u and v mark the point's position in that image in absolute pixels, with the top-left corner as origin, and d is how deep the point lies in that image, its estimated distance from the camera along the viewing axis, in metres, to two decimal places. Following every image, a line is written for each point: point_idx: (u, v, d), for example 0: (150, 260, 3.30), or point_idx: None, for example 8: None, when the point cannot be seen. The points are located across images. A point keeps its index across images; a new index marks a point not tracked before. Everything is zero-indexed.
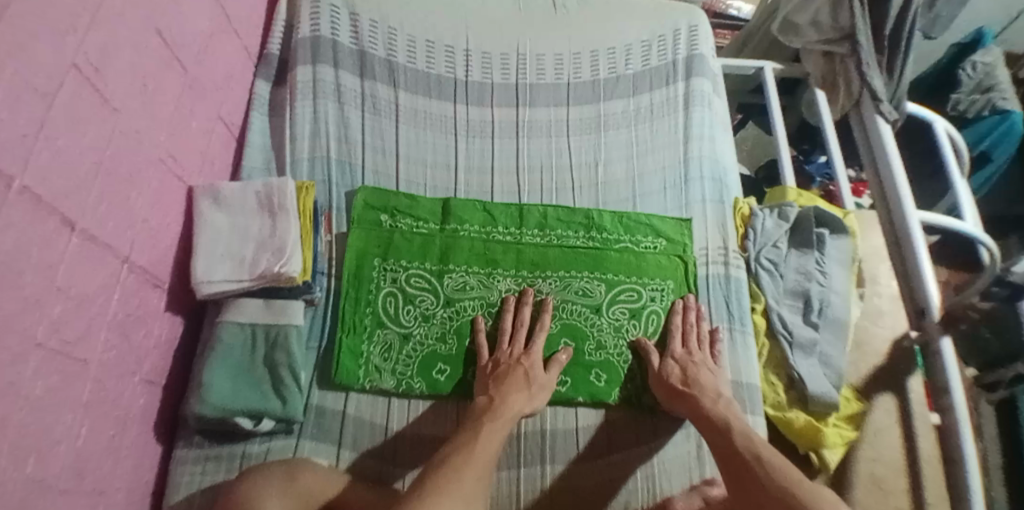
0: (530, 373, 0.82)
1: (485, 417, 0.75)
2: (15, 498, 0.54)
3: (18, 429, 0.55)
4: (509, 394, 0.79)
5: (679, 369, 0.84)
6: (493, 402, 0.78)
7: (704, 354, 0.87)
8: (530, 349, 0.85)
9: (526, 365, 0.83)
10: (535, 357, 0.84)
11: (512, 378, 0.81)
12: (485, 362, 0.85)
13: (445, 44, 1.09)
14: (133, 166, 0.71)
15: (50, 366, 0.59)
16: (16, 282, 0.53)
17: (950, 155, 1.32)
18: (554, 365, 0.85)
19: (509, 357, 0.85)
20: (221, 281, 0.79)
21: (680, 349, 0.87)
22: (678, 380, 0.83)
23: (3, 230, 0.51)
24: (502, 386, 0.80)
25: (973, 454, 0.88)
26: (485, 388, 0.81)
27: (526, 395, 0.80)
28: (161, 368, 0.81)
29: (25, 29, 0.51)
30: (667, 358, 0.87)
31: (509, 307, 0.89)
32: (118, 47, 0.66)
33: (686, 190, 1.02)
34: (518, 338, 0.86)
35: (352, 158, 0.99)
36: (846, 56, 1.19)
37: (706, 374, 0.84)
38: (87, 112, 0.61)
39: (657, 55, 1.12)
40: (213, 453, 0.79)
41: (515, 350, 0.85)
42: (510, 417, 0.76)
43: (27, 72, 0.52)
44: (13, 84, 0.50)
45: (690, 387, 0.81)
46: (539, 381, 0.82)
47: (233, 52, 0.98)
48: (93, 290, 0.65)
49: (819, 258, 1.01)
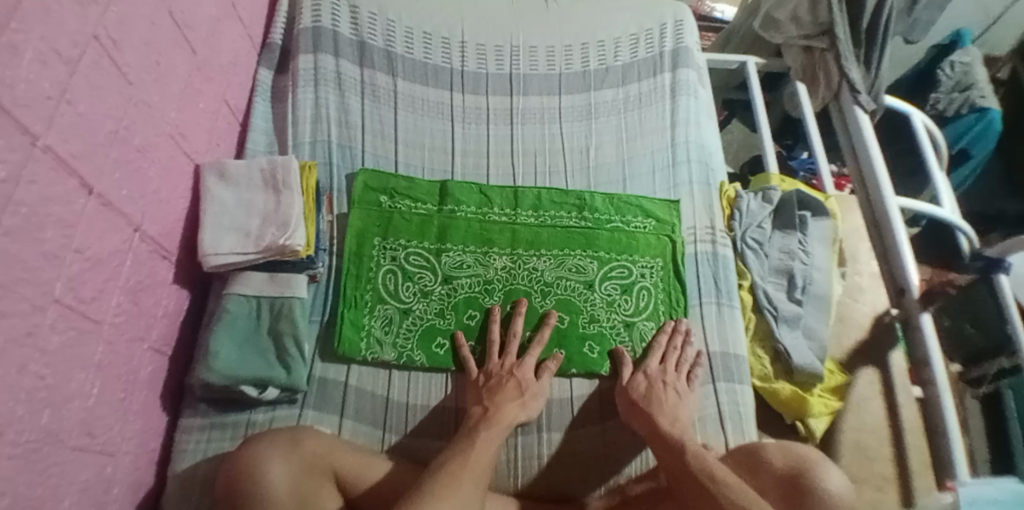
0: (523, 383, 0.83)
1: (481, 425, 0.75)
2: (29, 445, 0.56)
3: (36, 378, 0.58)
4: (504, 402, 0.79)
5: (646, 384, 0.84)
6: (488, 411, 0.78)
7: (676, 380, 0.86)
8: (522, 359, 0.86)
9: (519, 376, 0.84)
10: (526, 367, 0.85)
11: (506, 389, 0.81)
12: (475, 375, 0.85)
13: (442, 36, 1.14)
14: (145, 138, 0.75)
15: (66, 322, 0.62)
16: (38, 236, 0.57)
17: (927, 145, 1.37)
18: (544, 373, 0.86)
19: (500, 369, 0.85)
20: (228, 254, 0.83)
21: (654, 367, 0.87)
22: (640, 396, 0.82)
23: (28, 185, 0.54)
24: (496, 397, 0.80)
25: (955, 421, 0.92)
26: (479, 399, 0.81)
27: (519, 404, 0.80)
28: (169, 338, 0.84)
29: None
30: (638, 373, 0.86)
31: (497, 318, 0.90)
32: (132, 25, 0.71)
33: (674, 173, 1.07)
34: (511, 350, 0.87)
35: (352, 143, 1.03)
36: (825, 50, 1.26)
37: (672, 398, 0.83)
38: (104, 80, 0.66)
39: (645, 48, 1.18)
40: (219, 422, 0.81)
41: (507, 362, 0.85)
42: (506, 425, 0.77)
43: (51, 37, 0.57)
44: (41, 47, 0.55)
45: (651, 404, 0.80)
46: (531, 390, 0.83)
47: (239, 40, 1.03)
48: (107, 253, 0.69)
49: (802, 239, 1.05)
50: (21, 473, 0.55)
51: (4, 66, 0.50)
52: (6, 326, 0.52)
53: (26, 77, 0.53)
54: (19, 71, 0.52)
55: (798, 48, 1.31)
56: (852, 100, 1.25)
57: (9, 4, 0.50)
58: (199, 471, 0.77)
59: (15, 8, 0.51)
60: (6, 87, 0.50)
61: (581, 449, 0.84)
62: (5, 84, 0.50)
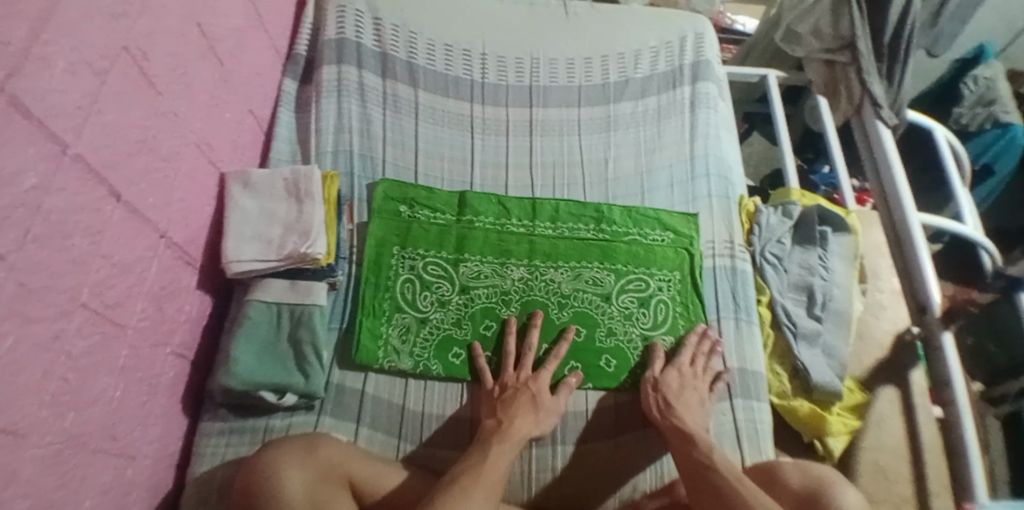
0: (538, 397, 0.82)
1: (495, 438, 0.75)
2: (51, 448, 0.58)
3: (61, 381, 0.59)
4: (517, 415, 0.79)
5: (678, 383, 0.84)
6: (502, 424, 0.78)
7: (701, 383, 0.86)
8: (539, 373, 0.85)
9: (534, 389, 0.83)
10: (543, 381, 0.84)
11: (520, 402, 0.81)
12: (491, 386, 0.85)
13: (463, 47, 1.15)
14: (172, 147, 0.77)
15: (91, 326, 0.63)
16: (65, 242, 0.58)
17: (950, 162, 1.35)
18: (563, 388, 0.85)
19: (516, 381, 0.85)
20: (249, 261, 0.84)
21: (686, 365, 0.87)
22: (674, 394, 0.83)
23: (57, 192, 0.56)
24: (510, 409, 0.80)
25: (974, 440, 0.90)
26: (493, 412, 0.81)
27: (535, 418, 0.80)
28: (190, 343, 0.86)
29: (81, 9, 0.58)
30: (670, 368, 0.87)
31: (514, 330, 0.90)
32: (161, 37, 0.73)
33: (693, 186, 1.07)
34: (527, 363, 0.86)
35: (373, 153, 1.05)
36: (846, 63, 1.26)
37: (695, 401, 0.83)
38: (133, 92, 0.68)
39: (665, 60, 1.18)
40: (238, 426, 0.82)
41: (522, 374, 0.85)
42: (520, 437, 0.76)
43: (82, 49, 0.59)
44: (71, 59, 0.57)
45: (682, 403, 0.81)
46: (546, 406, 0.82)
47: (264, 51, 1.04)
48: (132, 260, 0.70)
49: (822, 254, 1.04)
50: (44, 474, 0.57)
51: (37, 78, 0.52)
52: (33, 331, 0.54)
53: (57, 88, 0.55)
54: (50, 82, 0.54)
55: (820, 61, 1.31)
56: (875, 114, 1.24)
57: (42, 16, 0.52)
58: (218, 475, 0.78)
59: (47, 21, 0.53)
60: (37, 98, 0.52)
61: (591, 462, 0.84)
62: (37, 95, 0.52)
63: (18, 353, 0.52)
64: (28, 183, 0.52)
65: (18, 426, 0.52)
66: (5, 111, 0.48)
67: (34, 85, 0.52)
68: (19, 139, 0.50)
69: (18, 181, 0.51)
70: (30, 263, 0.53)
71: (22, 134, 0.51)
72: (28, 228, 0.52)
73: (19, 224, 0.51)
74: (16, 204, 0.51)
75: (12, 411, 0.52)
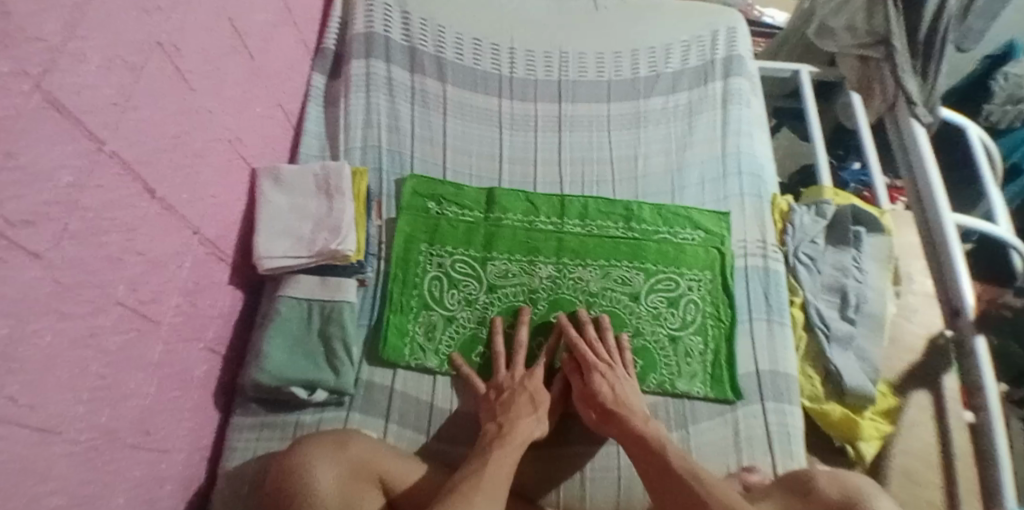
0: (535, 397, 0.82)
1: (496, 442, 0.74)
2: (84, 444, 0.58)
3: (96, 378, 0.59)
4: (518, 418, 0.78)
5: (607, 387, 0.82)
6: (502, 428, 0.77)
7: (622, 376, 0.84)
8: (533, 371, 0.85)
9: (531, 389, 0.83)
10: (538, 380, 0.84)
11: (519, 403, 0.80)
12: (484, 390, 0.84)
13: (491, 41, 1.14)
14: (204, 143, 0.77)
15: (126, 322, 0.64)
16: (100, 239, 0.58)
17: (983, 163, 1.31)
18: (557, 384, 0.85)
19: (511, 381, 0.84)
20: (281, 257, 0.84)
21: (608, 361, 0.85)
22: (607, 401, 0.80)
23: (93, 189, 0.56)
24: (510, 413, 0.79)
25: (1006, 450, 0.87)
26: (492, 415, 0.80)
27: (534, 418, 0.80)
28: (222, 338, 0.86)
29: (115, 3, 0.57)
30: (592, 374, 0.83)
31: (498, 330, 0.89)
32: (192, 32, 0.73)
33: (724, 184, 1.05)
34: (519, 362, 0.86)
35: (401, 149, 1.04)
36: (881, 60, 1.22)
37: (630, 391, 0.83)
38: (167, 87, 0.68)
39: (696, 55, 1.16)
40: (269, 421, 0.83)
41: (517, 373, 0.85)
42: (521, 441, 0.76)
43: (117, 44, 0.58)
44: (106, 54, 0.57)
45: (619, 406, 0.80)
46: (543, 403, 0.82)
47: (293, 46, 1.04)
48: (166, 256, 0.70)
49: (856, 255, 1.02)
50: (78, 470, 0.57)
51: (72, 74, 0.52)
52: (67, 328, 0.54)
53: (91, 84, 0.55)
54: (84, 77, 0.54)
55: (853, 57, 1.27)
56: (909, 112, 1.20)
57: (75, 10, 0.51)
58: (249, 470, 0.79)
59: (81, 16, 0.52)
60: (72, 94, 0.52)
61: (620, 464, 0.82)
62: (71, 91, 0.52)
63: (54, 350, 0.53)
64: (64, 180, 0.52)
65: (51, 423, 0.53)
66: (39, 108, 0.48)
67: (68, 81, 0.51)
68: (54, 136, 0.50)
69: (53, 179, 0.51)
70: (65, 260, 0.53)
71: (58, 132, 0.51)
72: (63, 225, 0.52)
73: (54, 221, 0.51)
74: (52, 201, 0.51)
75: (46, 408, 0.52)
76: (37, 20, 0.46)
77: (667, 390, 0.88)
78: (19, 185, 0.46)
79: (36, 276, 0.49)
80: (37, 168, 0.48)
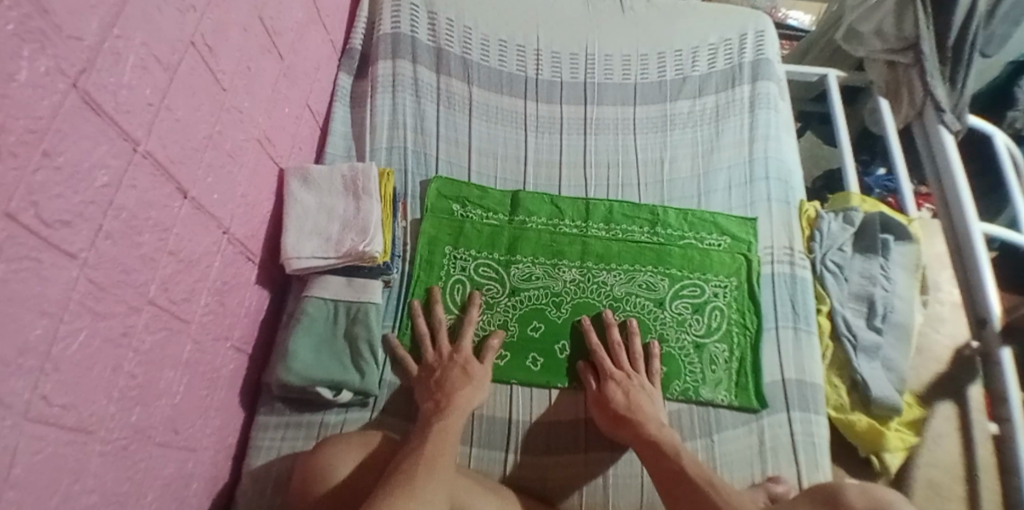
0: (468, 367, 0.82)
1: (435, 419, 0.74)
2: (116, 443, 0.58)
3: (128, 377, 0.60)
4: (455, 390, 0.79)
5: (621, 393, 0.81)
6: (440, 405, 0.77)
7: (640, 382, 0.84)
8: (460, 344, 0.85)
9: (462, 361, 0.83)
10: (466, 352, 0.84)
11: (451, 378, 0.80)
12: (416, 371, 0.84)
13: (517, 43, 1.14)
14: (236, 143, 0.78)
15: (157, 322, 0.64)
16: (135, 238, 0.59)
17: (1011, 172, 1.27)
18: (488, 353, 0.86)
19: (440, 359, 0.84)
20: (309, 258, 0.85)
21: (625, 368, 0.85)
22: (620, 407, 0.80)
23: (128, 189, 0.56)
24: (445, 388, 0.79)
25: None
26: (429, 394, 0.79)
27: (472, 389, 0.80)
28: (249, 337, 0.87)
29: (152, 3, 0.57)
30: (608, 380, 0.83)
31: (418, 312, 0.89)
32: (226, 32, 0.73)
33: (751, 189, 1.04)
34: (444, 339, 0.86)
35: (426, 149, 1.05)
36: (909, 65, 1.20)
37: (645, 400, 0.81)
38: (200, 87, 0.68)
39: (724, 58, 1.15)
40: (294, 421, 0.83)
41: (444, 350, 0.85)
42: (459, 413, 0.76)
43: (153, 45, 0.58)
44: (142, 54, 0.57)
45: (633, 412, 0.79)
46: (476, 372, 0.82)
47: (321, 45, 1.04)
48: (197, 255, 0.71)
49: (883, 263, 1.01)
50: (110, 468, 0.58)
51: (108, 74, 0.52)
52: (103, 327, 0.55)
53: (127, 85, 0.55)
54: (121, 77, 0.54)
55: (882, 62, 1.26)
56: (936, 119, 1.19)
57: (112, 10, 0.51)
58: (274, 469, 0.79)
59: (116, 16, 0.52)
60: (109, 94, 0.52)
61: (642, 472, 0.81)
62: (108, 90, 0.52)
63: (88, 349, 0.53)
64: (100, 180, 0.52)
65: (85, 423, 0.53)
66: (77, 107, 0.48)
67: (105, 81, 0.51)
68: (92, 135, 0.50)
69: (89, 179, 0.51)
70: (101, 260, 0.54)
71: (95, 131, 0.51)
72: (99, 225, 0.53)
73: (90, 222, 0.51)
74: (89, 202, 0.51)
75: (80, 407, 0.53)
76: (76, 18, 0.47)
77: (690, 398, 0.87)
78: (57, 185, 0.46)
79: (73, 275, 0.50)
80: (75, 168, 0.48)
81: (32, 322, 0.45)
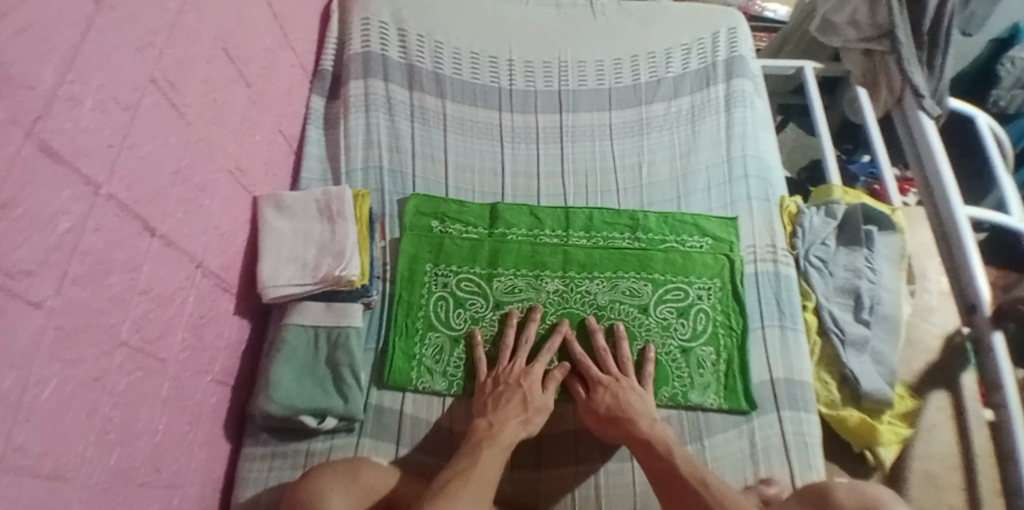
0: (529, 396, 0.81)
1: (485, 442, 0.74)
2: (95, 489, 0.57)
3: (104, 420, 0.59)
4: (510, 417, 0.78)
5: (610, 396, 0.81)
6: (492, 427, 0.76)
7: (630, 382, 0.83)
8: (530, 367, 0.84)
9: (525, 388, 0.82)
10: (534, 376, 0.83)
11: (510, 403, 0.79)
12: (484, 379, 0.85)
13: (489, 55, 1.14)
14: (206, 176, 0.77)
15: (132, 363, 0.63)
16: (103, 280, 0.58)
17: (995, 151, 1.24)
18: (550, 382, 0.84)
19: (509, 376, 0.84)
20: (286, 285, 0.84)
21: (613, 371, 0.85)
22: (610, 408, 0.79)
23: (92, 233, 0.56)
24: (501, 411, 0.78)
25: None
26: (485, 411, 0.80)
27: (523, 418, 0.78)
28: (230, 368, 0.86)
29: (108, 43, 0.57)
30: (596, 386, 0.83)
31: (511, 322, 0.90)
32: (190, 65, 0.72)
33: (731, 189, 1.04)
34: (521, 356, 0.86)
35: (403, 168, 1.04)
36: (886, 52, 1.20)
37: (636, 399, 0.81)
38: (164, 123, 0.67)
39: (697, 58, 1.14)
40: (280, 450, 0.82)
41: (514, 369, 0.84)
42: (508, 442, 0.75)
43: (110, 85, 0.58)
44: (100, 96, 0.56)
45: (623, 412, 0.78)
46: (536, 404, 0.81)
47: (292, 69, 1.04)
48: (171, 291, 0.70)
49: (868, 255, 1.01)
50: None
51: (64, 118, 0.51)
52: (74, 374, 0.54)
53: (86, 127, 0.54)
54: (79, 121, 0.53)
55: (857, 51, 1.25)
56: (917, 105, 1.18)
57: (67, 53, 0.51)
58: (262, 500, 0.78)
59: (71, 60, 0.51)
60: (66, 139, 0.51)
61: (635, 478, 0.80)
62: (66, 136, 0.51)
63: (61, 396, 0.52)
64: (62, 226, 0.51)
65: (61, 470, 0.53)
66: (33, 157, 0.47)
67: (61, 126, 0.51)
68: (51, 182, 0.49)
69: (51, 226, 0.50)
70: (69, 305, 0.53)
71: (53, 179, 0.50)
72: (65, 271, 0.52)
73: (55, 268, 0.51)
74: (52, 249, 0.50)
75: (56, 454, 0.52)
76: (29, 67, 0.46)
77: (679, 403, 0.86)
78: (19, 235, 0.46)
79: (40, 324, 0.49)
80: (37, 216, 0.48)
81: (2, 374, 0.44)
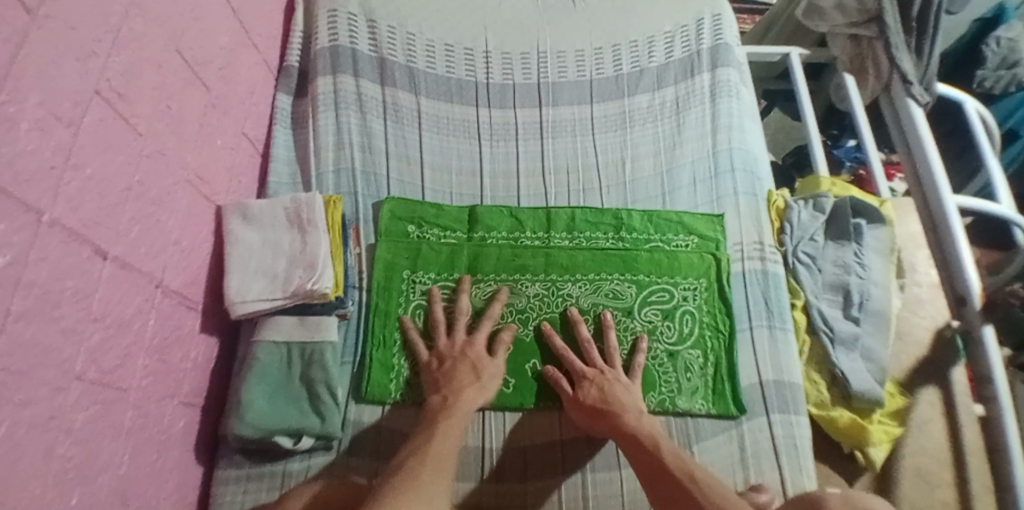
0: (479, 365, 0.81)
1: (440, 417, 0.74)
2: None
3: (63, 460, 0.55)
4: (463, 388, 0.78)
5: (596, 390, 0.78)
6: (447, 399, 0.76)
7: (618, 373, 0.81)
8: (473, 337, 0.84)
9: (472, 357, 0.82)
10: (478, 345, 0.83)
11: (460, 372, 0.80)
12: (427, 356, 0.84)
13: (464, 47, 1.08)
14: (162, 190, 0.72)
15: (90, 396, 0.59)
16: (53, 313, 0.53)
17: (983, 138, 1.22)
18: (499, 347, 0.84)
19: (453, 349, 0.83)
20: (254, 301, 0.80)
21: (599, 364, 0.83)
22: (596, 401, 0.77)
23: (37, 263, 0.51)
24: (453, 383, 0.78)
25: (1017, 441, 0.83)
26: (434, 388, 0.79)
27: (477, 388, 0.78)
28: (199, 390, 0.82)
29: (45, 56, 0.51)
30: (580, 379, 0.81)
31: (436, 299, 0.88)
32: (139, 71, 0.67)
33: (717, 184, 1.00)
34: (459, 328, 0.85)
35: (376, 169, 0.99)
36: (872, 38, 1.17)
37: (621, 390, 0.79)
38: (113, 137, 0.62)
39: (680, 46, 1.10)
40: (256, 472, 0.79)
41: (458, 341, 0.84)
42: (465, 415, 0.75)
43: (50, 101, 0.52)
44: (40, 114, 0.51)
45: (609, 405, 0.76)
46: (488, 371, 0.81)
47: (255, 66, 0.98)
48: (128, 316, 0.66)
49: (857, 249, 0.99)
50: None
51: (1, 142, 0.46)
52: (27, 416, 0.50)
53: (25, 149, 0.49)
54: (17, 143, 0.48)
55: (844, 36, 1.23)
56: (904, 92, 1.14)
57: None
58: None
59: (5, 77, 0.46)
60: (4, 165, 0.46)
61: (624, 489, 0.78)
62: (3, 161, 0.46)
63: (14, 441, 0.48)
64: (3, 259, 0.46)
65: None
66: None
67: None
68: None
69: None
70: (15, 344, 0.48)
71: None
72: (8, 309, 0.47)
73: None
74: None
75: (14, 503, 0.48)
76: None
77: (668, 409, 0.84)
78: None
79: None
80: None
81: None
